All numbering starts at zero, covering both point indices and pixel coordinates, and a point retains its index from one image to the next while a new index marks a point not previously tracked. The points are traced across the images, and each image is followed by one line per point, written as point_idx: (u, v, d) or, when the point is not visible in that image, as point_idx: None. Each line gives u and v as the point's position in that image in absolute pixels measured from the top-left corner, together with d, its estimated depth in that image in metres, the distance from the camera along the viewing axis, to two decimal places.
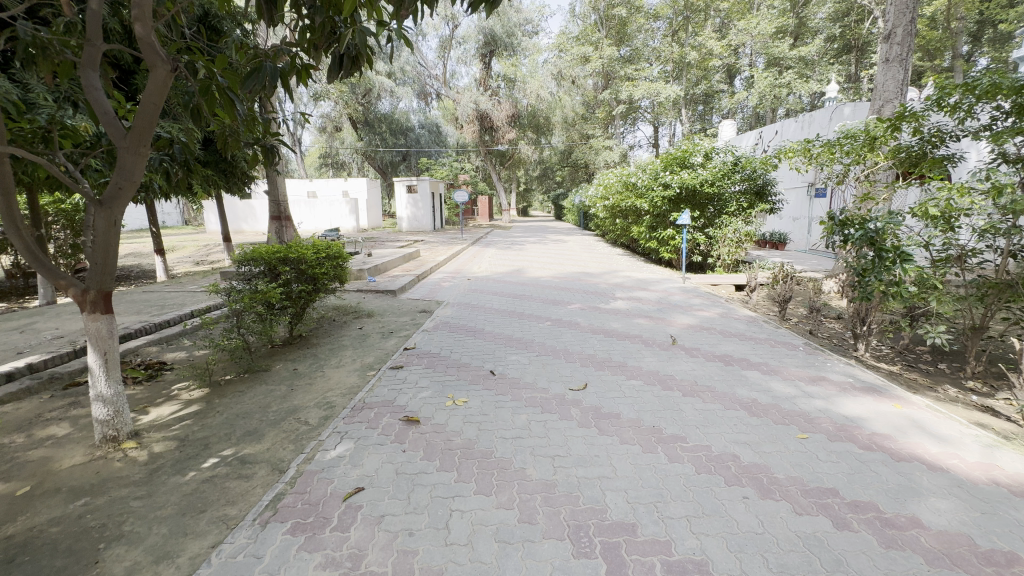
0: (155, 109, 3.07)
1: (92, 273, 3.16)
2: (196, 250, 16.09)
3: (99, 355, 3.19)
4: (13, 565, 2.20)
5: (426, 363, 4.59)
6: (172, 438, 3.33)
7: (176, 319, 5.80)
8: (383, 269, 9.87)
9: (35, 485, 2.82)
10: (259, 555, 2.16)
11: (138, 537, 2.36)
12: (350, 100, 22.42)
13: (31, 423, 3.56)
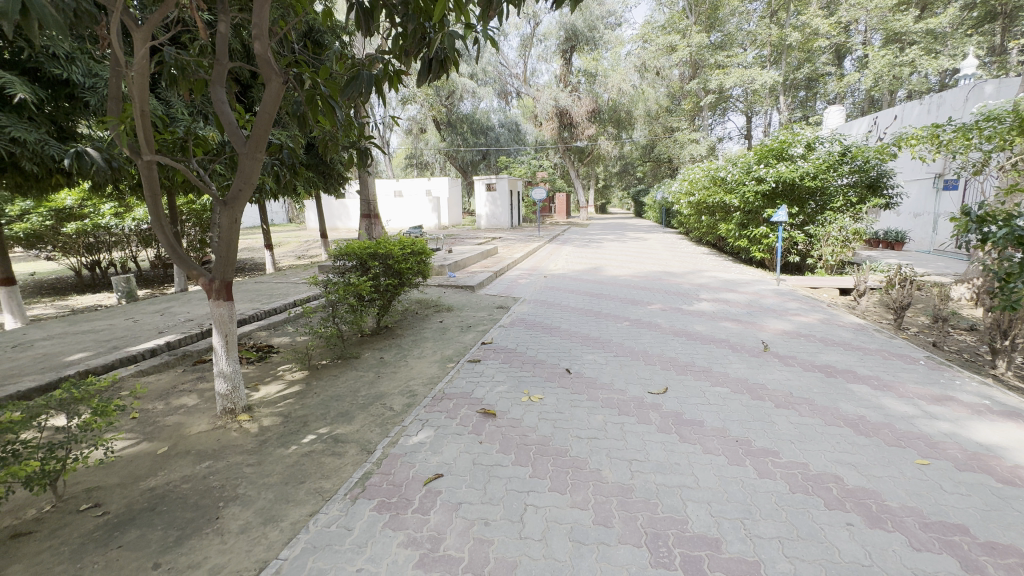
0: (270, 118, 3.42)
1: (217, 264, 3.61)
2: (298, 245, 17.77)
3: (221, 337, 3.63)
4: (155, 513, 2.58)
5: (503, 357, 4.68)
6: (277, 414, 3.71)
7: (281, 307, 6.44)
8: (463, 265, 10.20)
9: (171, 446, 3.28)
10: (349, 527, 2.33)
11: (250, 500, 2.66)
12: (435, 103, 23.43)
13: (169, 392, 4.15)
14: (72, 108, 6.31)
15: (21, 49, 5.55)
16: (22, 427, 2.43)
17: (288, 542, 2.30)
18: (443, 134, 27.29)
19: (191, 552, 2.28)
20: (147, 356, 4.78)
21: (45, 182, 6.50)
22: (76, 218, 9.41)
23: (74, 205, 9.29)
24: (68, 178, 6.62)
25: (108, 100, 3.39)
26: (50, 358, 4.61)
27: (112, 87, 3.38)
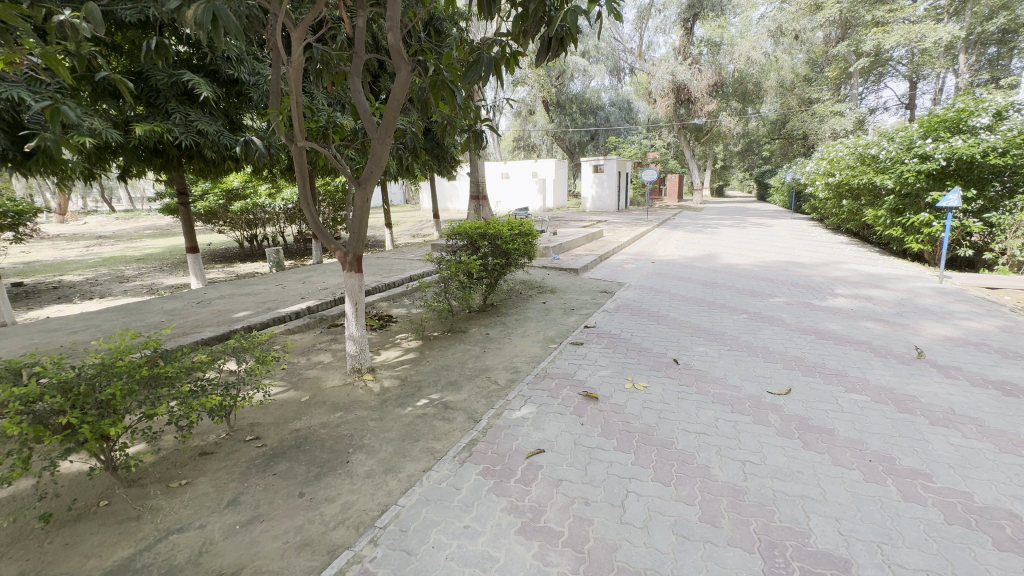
0: (399, 104, 3.70)
1: (351, 239, 4.03)
2: (413, 224, 19.12)
3: (352, 305, 4.06)
4: (299, 450, 3.03)
5: (606, 342, 4.62)
6: (396, 377, 4.09)
7: (400, 281, 7.02)
8: (567, 247, 10.18)
9: (311, 395, 3.80)
10: (457, 487, 2.51)
11: (373, 450, 2.99)
12: (545, 83, 23.35)
13: (309, 350, 4.79)
14: (240, 102, 7.41)
15: (205, 55, 6.69)
16: (208, 367, 2.99)
17: (405, 492, 2.54)
18: (552, 116, 27.08)
19: (327, 488, 2.64)
20: (292, 317, 5.53)
21: (220, 167, 7.75)
22: (241, 197, 11.12)
23: (239, 186, 10.94)
24: (236, 163, 7.83)
25: (270, 94, 3.91)
26: (223, 314, 5.56)
27: (273, 83, 3.88)
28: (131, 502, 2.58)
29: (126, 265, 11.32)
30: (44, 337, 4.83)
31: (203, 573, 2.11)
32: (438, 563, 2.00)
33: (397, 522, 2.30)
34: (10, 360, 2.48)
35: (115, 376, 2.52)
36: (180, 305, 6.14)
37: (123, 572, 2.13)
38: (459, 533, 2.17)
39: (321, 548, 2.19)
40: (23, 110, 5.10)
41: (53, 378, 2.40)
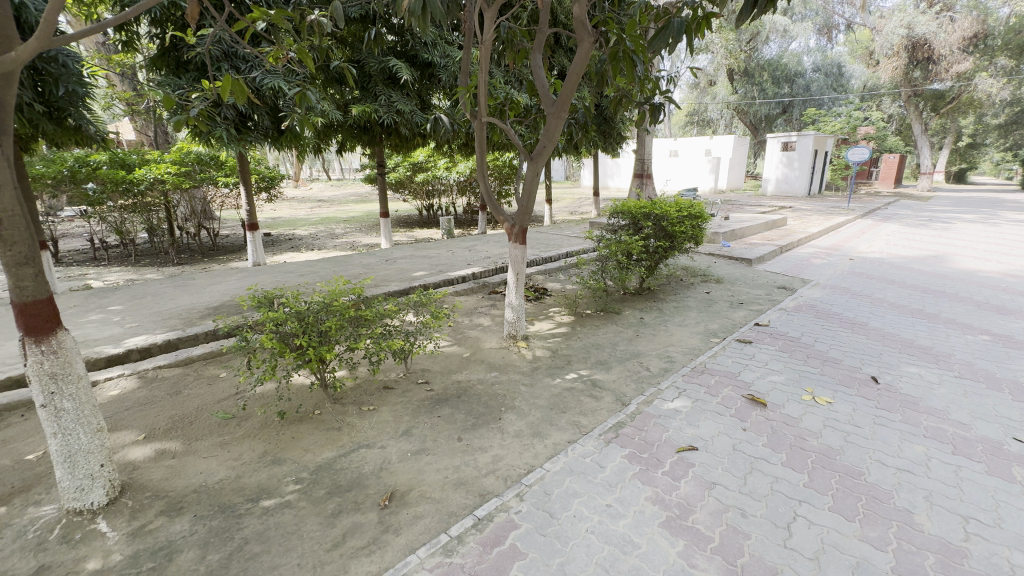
0: (577, 78, 3.71)
1: (518, 212, 4.21)
2: (572, 202, 19.18)
3: (514, 274, 4.29)
4: (460, 400, 3.37)
5: (780, 345, 4.08)
6: (547, 348, 4.24)
7: (557, 256, 7.18)
8: (740, 234, 9.15)
9: (472, 353, 4.17)
10: (602, 465, 2.52)
11: (523, 412, 3.18)
12: (733, 49, 20.90)
13: (472, 311, 5.25)
14: (431, 83, 8.23)
15: (408, 42, 7.58)
16: (395, 315, 3.49)
17: (550, 458, 2.65)
18: (736, 86, 24.14)
19: (482, 438, 2.90)
20: (459, 281, 6.10)
21: (411, 143, 8.78)
22: (424, 170, 12.54)
23: (423, 160, 12.41)
24: (424, 140, 8.78)
25: (460, 74, 4.25)
26: (405, 272, 6.40)
27: (464, 63, 4.21)
28: (335, 415, 3.20)
29: (338, 224, 13.77)
30: (283, 277, 6.17)
31: (382, 485, 2.53)
32: (578, 532, 2.06)
33: (542, 483, 2.42)
34: (267, 291, 3.24)
35: (331, 313, 3.11)
36: (374, 261, 7.24)
37: (328, 469, 2.67)
38: (601, 510, 2.19)
39: (474, 490, 2.43)
40: (280, 96, 6.43)
41: (293, 308, 3.07)
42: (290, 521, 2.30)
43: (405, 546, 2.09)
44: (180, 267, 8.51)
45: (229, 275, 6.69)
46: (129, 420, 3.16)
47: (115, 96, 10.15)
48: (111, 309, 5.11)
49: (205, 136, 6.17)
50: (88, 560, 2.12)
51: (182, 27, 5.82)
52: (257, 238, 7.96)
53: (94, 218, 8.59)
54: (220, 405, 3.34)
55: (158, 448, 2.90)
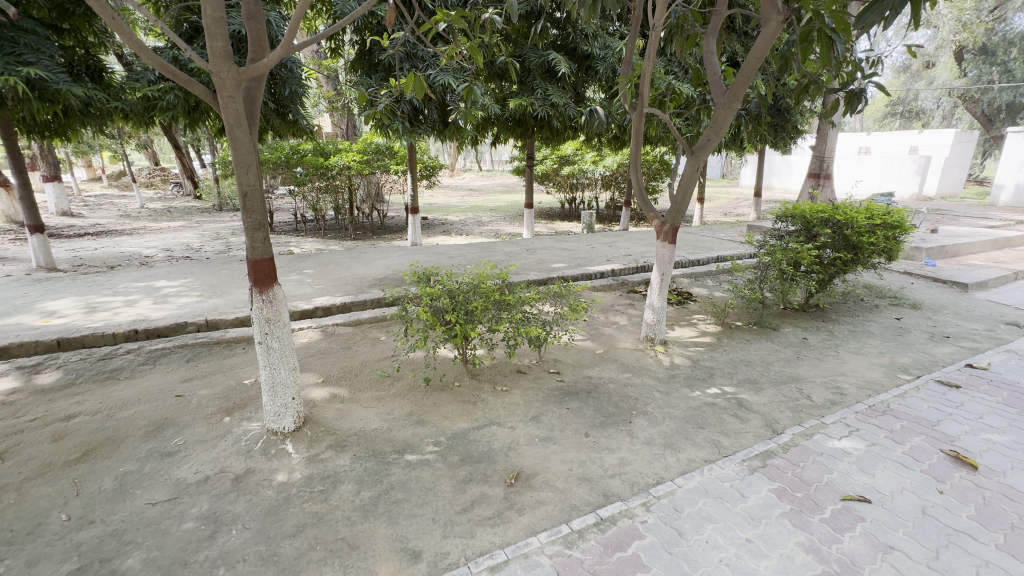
0: (757, 62, 3.36)
1: (671, 209, 3.97)
2: (726, 202, 17.50)
3: (658, 275, 4.08)
4: (590, 396, 3.34)
5: (1005, 396, 3.20)
6: (687, 357, 3.95)
7: (706, 260, 6.63)
8: (952, 253, 7.37)
9: (605, 351, 4.10)
10: (743, 494, 2.27)
11: (655, 420, 3.02)
12: (968, 21, 16.77)
13: (608, 309, 5.13)
14: (587, 76, 8.19)
15: (568, 34, 7.65)
16: (535, 303, 3.58)
17: (683, 473, 2.48)
18: (965, 67, 19.34)
19: (610, 437, 2.84)
20: (598, 276, 6.02)
21: (562, 136, 8.87)
22: (571, 163, 12.59)
23: (571, 153, 12.50)
24: (574, 133, 8.80)
25: (622, 64, 4.13)
26: (544, 263, 6.53)
27: (627, 53, 4.07)
28: (472, 389, 3.43)
29: (485, 213, 14.63)
30: (437, 258, 6.78)
31: (509, 463, 2.64)
32: (710, 561, 1.90)
33: (672, 498, 2.27)
34: (426, 269, 3.59)
35: (478, 294, 3.32)
36: (516, 250, 7.53)
37: (462, 439, 2.88)
38: (739, 543, 1.98)
39: (598, 489, 2.40)
40: (448, 92, 7.02)
41: (446, 286, 3.35)
42: (428, 478, 2.54)
43: (527, 527, 2.16)
44: (356, 241, 9.93)
45: (393, 252, 7.57)
46: (313, 365, 3.80)
47: (321, 96, 12.14)
48: (305, 272, 6.16)
49: (385, 128, 7.03)
50: (279, 473, 2.61)
51: (377, 33, 6.69)
52: (416, 221, 8.84)
53: (298, 197, 10.44)
54: (379, 364, 3.82)
55: (332, 392, 3.43)
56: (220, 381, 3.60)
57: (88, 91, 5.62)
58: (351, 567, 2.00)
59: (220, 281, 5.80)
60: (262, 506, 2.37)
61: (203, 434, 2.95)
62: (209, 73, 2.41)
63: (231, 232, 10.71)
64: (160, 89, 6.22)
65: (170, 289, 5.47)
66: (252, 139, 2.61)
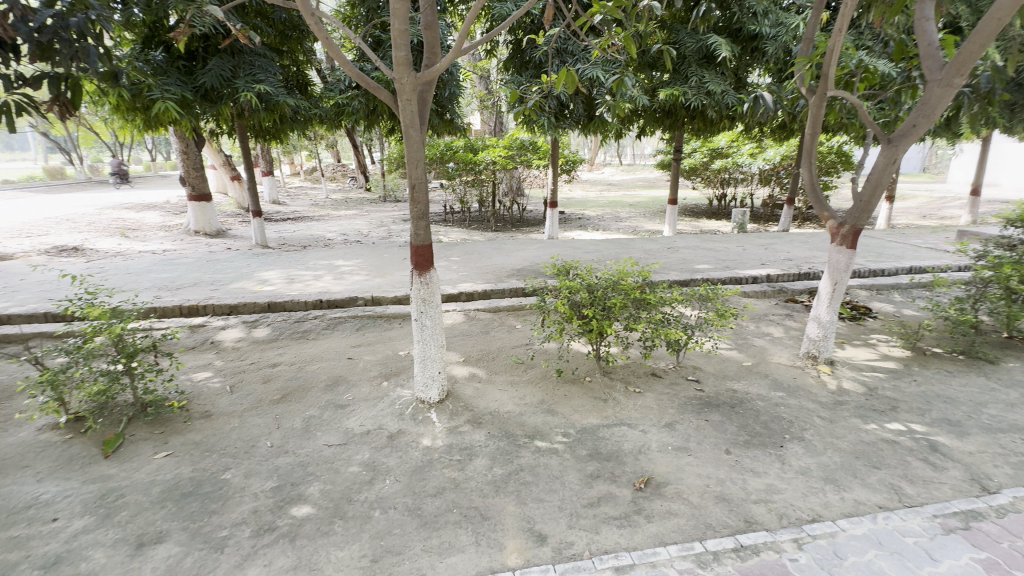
0: (997, 26, 2.69)
1: (853, 208, 3.39)
2: (926, 202, 14.36)
3: (829, 284, 3.53)
4: (734, 410, 3.06)
5: None
6: (860, 382, 3.37)
7: (893, 270, 5.55)
8: None
9: (755, 364, 3.70)
10: (932, 556, 1.88)
11: (815, 449, 2.65)
12: None
13: (760, 318, 4.61)
14: (752, 59, 7.42)
15: (733, 15, 6.99)
16: (677, 305, 3.39)
17: (848, 516, 2.14)
18: None
19: (756, 459, 2.58)
20: (750, 282, 5.43)
21: (716, 127, 8.17)
22: (723, 156, 11.55)
23: (724, 145, 11.48)
24: (731, 123, 8.04)
25: (800, 43, 3.64)
26: (687, 263, 6.11)
27: (808, 29, 3.56)
28: (603, 386, 3.40)
29: (623, 208, 14.23)
30: (573, 252, 6.82)
31: (639, 467, 2.56)
32: None
33: (832, 541, 1.98)
34: (565, 263, 3.64)
35: (617, 291, 3.26)
36: (655, 248, 7.18)
37: (591, 434, 2.87)
38: None
39: (738, 512, 2.20)
40: (596, 85, 6.98)
41: (586, 280, 3.36)
42: (556, 467, 2.59)
43: (655, 536, 2.08)
44: (496, 233, 10.48)
45: (530, 244, 7.81)
46: (456, 344, 4.15)
47: (474, 95, 13.00)
48: (452, 259, 6.71)
49: (532, 124, 7.26)
50: (424, 437, 2.91)
51: (530, 31, 6.94)
52: (554, 215, 8.97)
53: (448, 190, 11.36)
54: (515, 350, 4.00)
55: (472, 371, 3.70)
56: (381, 350, 4.14)
57: (297, 100, 6.84)
58: (483, 536, 2.15)
59: (383, 263, 6.62)
60: (411, 464, 2.67)
61: (367, 394, 3.43)
62: (392, 80, 2.75)
63: (393, 220, 12.13)
64: (347, 97, 7.29)
65: (346, 267, 6.43)
66: (422, 138, 2.91)
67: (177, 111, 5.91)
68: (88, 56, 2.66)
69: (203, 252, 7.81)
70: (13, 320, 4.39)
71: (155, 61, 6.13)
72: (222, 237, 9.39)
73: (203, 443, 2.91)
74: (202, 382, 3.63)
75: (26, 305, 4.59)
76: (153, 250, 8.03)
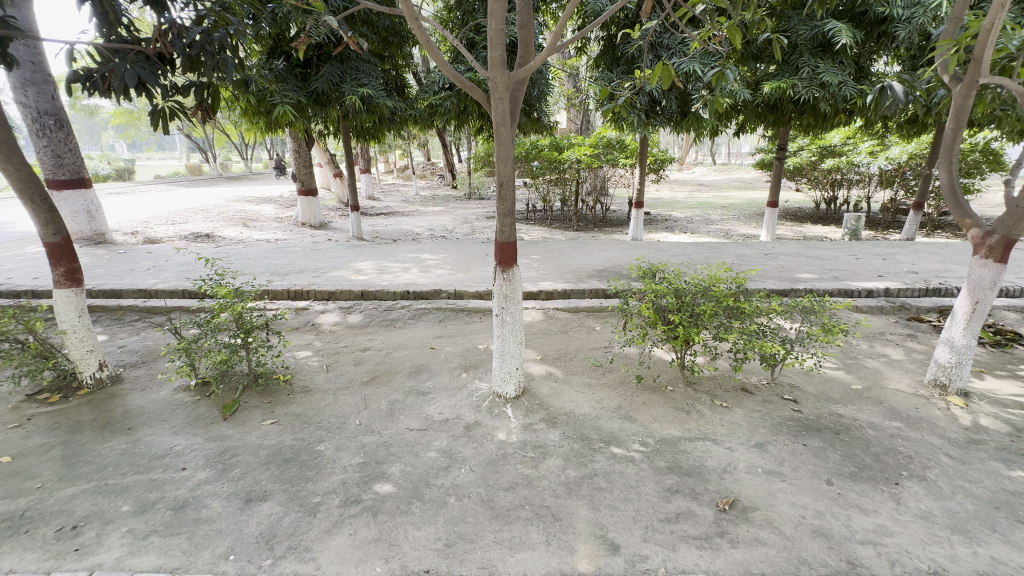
0: None
1: (1005, 215, 2.87)
2: None
3: (968, 303, 3.03)
4: (838, 437, 2.75)
5: None
6: (1003, 420, 2.87)
7: None
8: None
9: (866, 388, 3.30)
10: None
11: (939, 492, 2.30)
12: None
13: (874, 337, 4.10)
14: (878, 45, 6.60)
15: None
16: (775, 316, 3.11)
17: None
18: None
19: (863, 495, 2.30)
20: (863, 295, 4.85)
21: (829, 122, 7.38)
22: (836, 155, 10.44)
23: (838, 143, 10.38)
24: (848, 117, 7.21)
25: (946, 23, 3.15)
26: (787, 271, 5.60)
27: (956, 8, 3.08)
28: (686, 397, 3.22)
29: (715, 210, 13.40)
30: (658, 254, 6.56)
31: (723, 487, 2.39)
32: None
33: None
34: (651, 266, 3.50)
35: (707, 298, 3.07)
36: (750, 253, 6.67)
37: (671, 446, 2.74)
38: None
39: (840, 551, 1.97)
40: (692, 79, 6.64)
41: (673, 285, 3.21)
42: (632, 476, 2.50)
43: (739, 564, 1.93)
44: (577, 232, 10.37)
45: (613, 245, 7.60)
46: (534, 342, 4.16)
47: (563, 94, 12.95)
48: (533, 257, 6.75)
49: (621, 121, 7.07)
50: (499, 431, 2.96)
51: (624, 26, 6.77)
52: (639, 216, 8.66)
53: (532, 188, 11.44)
54: (593, 352, 3.93)
55: (549, 370, 3.70)
56: (461, 342, 4.27)
57: (394, 102, 7.25)
58: (554, 536, 2.13)
59: (466, 259, 6.82)
60: (486, 456, 2.73)
61: (447, 384, 3.56)
62: (486, 79, 2.80)
63: (477, 217, 12.47)
64: (440, 98, 7.59)
65: (431, 261, 6.72)
66: (512, 136, 2.95)
67: (293, 114, 6.55)
68: (226, 66, 3.03)
69: (308, 242, 8.60)
70: (159, 294, 5.14)
71: (277, 69, 6.83)
72: (324, 229, 10.27)
73: (302, 415, 3.20)
74: (303, 360, 4.00)
75: (168, 282, 5.36)
76: (267, 238, 8.98)
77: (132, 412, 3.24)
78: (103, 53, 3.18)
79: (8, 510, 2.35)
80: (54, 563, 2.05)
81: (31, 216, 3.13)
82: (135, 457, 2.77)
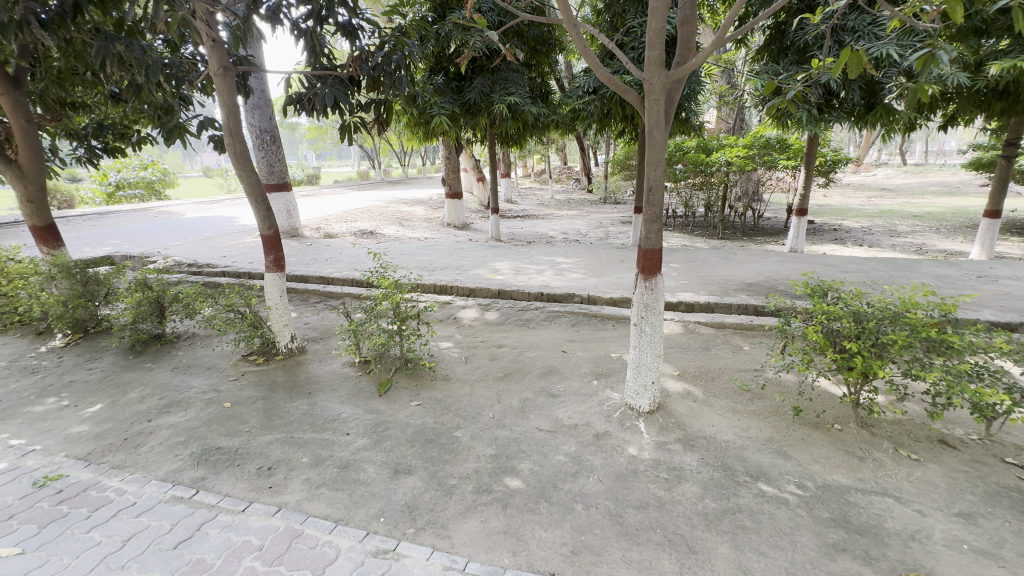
0: None
1: None
2: None
3: None
4: None
5: None
6: None
7: None
8: None
9: None
10: None
11: None
12: None
13: None
14: None
15: None
16: (996, 356, 2.47)
17: None
18: None
19: None
20: None
21: None
22: None
23: None
24: None
25: None
26: (1013, 300, 4.40)
27: None
28: (860, 440, 2.73)
29: (903, 220, 11.17)
30: (824, 270, 5.70)
31: (910, 557, 1.97)
32: None
33: None
34: (822, 282, 3.04)
35: (897, 325, 2.57)
36: (955, 274, 5.40)
37: (837, 495, 2.34)
38: None
39: None
40: (885, 64, 5.60)
41: (851, 306, 2.75)
42: (785, 520, 2.20)
43: None
44: (723, 241, 9.54)
45: (767, 257, 6.82)
46: (672, 356, 3.92)
47: (715, 91, 12.01)
48: (672, 266, 6.38)
49: (786, 118, 6.29)
50: (630, 445, 2.85)
51: (798, 10, 6.01)
52: (801, 225, 7.60)
53: (673, 192, 10.81)
54: (740, 374, 3.56)
55: (687, 388, 3.45)
56: (593, 348, 4.22)
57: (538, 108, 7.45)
58: (688, 569, 1.97)
59: (601, 264, 6.72)
60: (615, 468, 2.65)
61: (577, 389, 3.54)
62: (642, 80, 2.73)
63: (611, 222, 12.25)
64: (584, 102, 7.59)
65: (565, 265, 6.77)
66: (665, 138, 2.80)
67: (448, 124, 7.14)
68: (401, 83, 3.44)
69: (452, 241, 9.32)
70: (334, 281, 6.04)
71: (437, 84, 7.49)
72: (466, 229, 11.04)
73: (443, 401, 3.47)
74: (445, 350, 4.34)
75: (342, 272, 6.27)
76: (419, 236, 9.96)
77: (312, 380, 3.85)
78: (309, 79, 3.83)
79: (227, 446, 2.97)
80: (255, 494, 2.53)
81: (255, 213, 3.93)
82: (313, 418, 3.29)
